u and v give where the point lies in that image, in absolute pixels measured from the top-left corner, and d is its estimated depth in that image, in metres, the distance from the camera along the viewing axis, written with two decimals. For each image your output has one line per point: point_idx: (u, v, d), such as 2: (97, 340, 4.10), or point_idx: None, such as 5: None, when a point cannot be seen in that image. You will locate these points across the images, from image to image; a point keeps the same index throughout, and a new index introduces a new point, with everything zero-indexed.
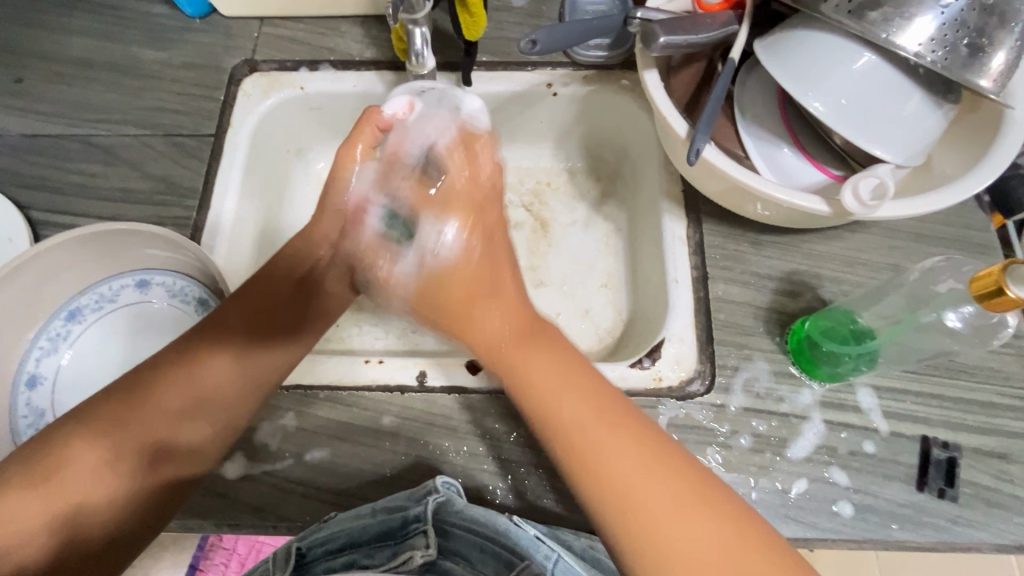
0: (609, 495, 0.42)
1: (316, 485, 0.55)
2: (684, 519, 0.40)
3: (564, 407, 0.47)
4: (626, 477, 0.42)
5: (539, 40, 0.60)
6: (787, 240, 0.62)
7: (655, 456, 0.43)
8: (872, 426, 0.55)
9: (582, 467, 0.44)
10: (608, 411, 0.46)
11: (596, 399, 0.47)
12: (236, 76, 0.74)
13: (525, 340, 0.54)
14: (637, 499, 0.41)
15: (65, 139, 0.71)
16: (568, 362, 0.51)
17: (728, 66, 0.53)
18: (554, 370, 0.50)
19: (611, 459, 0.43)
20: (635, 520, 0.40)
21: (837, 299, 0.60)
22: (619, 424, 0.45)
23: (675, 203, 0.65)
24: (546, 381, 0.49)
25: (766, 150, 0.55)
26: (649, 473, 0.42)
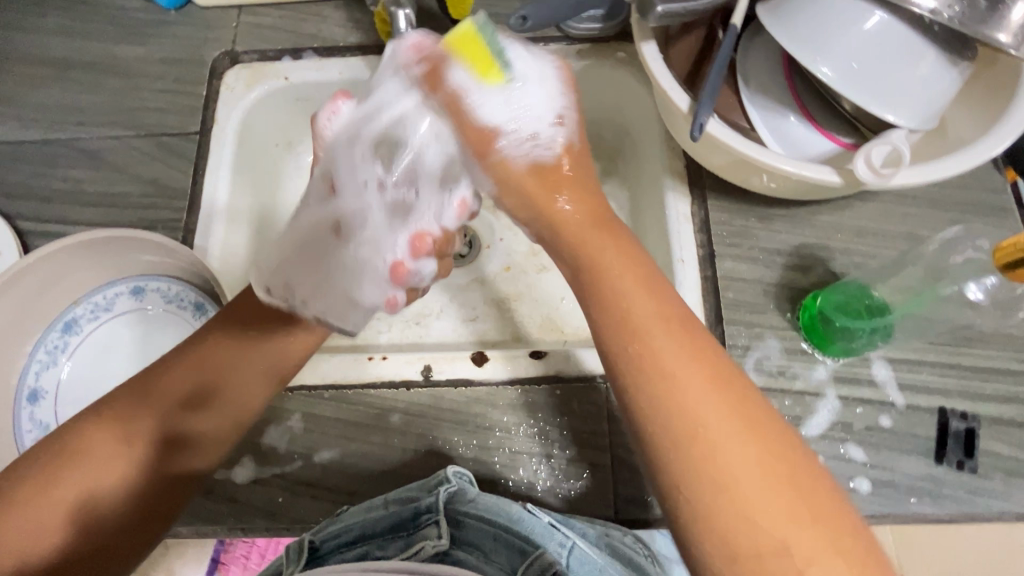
0: (687, 448, 0.36)
1: (326, 486, 0.55)
2: (763, 481, 0.34)
3: (652, 340, 0.38)
4: (707, 424, 0.36)
5: (528, 16, 0.60)
6: (795, 213, 0.60)
7: (734, 395, 0.37)
8: (887, 400, 0.54)
9: (670, 415, 0.36)
10: (705, 360, 0.38)
11: (679, 328, 0.39)
12: (217, 70, 0.72)
13: (606, 242, 0.43)
14: (715, 454, 0.35)
15: (46, 144, 0.69)
16: (651, 278, 0.41)
17: (730, 33, 0.50)
18: (636, 282, 0.41)
19: (690, 402, 0.36)
20: (713, 487, 0.35)
21: (849, 271, 0.58)
22: (705, 361, 0.38)
23: (679, 180, 0.63)
24: (634, 297, 0.40)
25: (773, 121, 0.53)
26: (752, 462, 0.35)
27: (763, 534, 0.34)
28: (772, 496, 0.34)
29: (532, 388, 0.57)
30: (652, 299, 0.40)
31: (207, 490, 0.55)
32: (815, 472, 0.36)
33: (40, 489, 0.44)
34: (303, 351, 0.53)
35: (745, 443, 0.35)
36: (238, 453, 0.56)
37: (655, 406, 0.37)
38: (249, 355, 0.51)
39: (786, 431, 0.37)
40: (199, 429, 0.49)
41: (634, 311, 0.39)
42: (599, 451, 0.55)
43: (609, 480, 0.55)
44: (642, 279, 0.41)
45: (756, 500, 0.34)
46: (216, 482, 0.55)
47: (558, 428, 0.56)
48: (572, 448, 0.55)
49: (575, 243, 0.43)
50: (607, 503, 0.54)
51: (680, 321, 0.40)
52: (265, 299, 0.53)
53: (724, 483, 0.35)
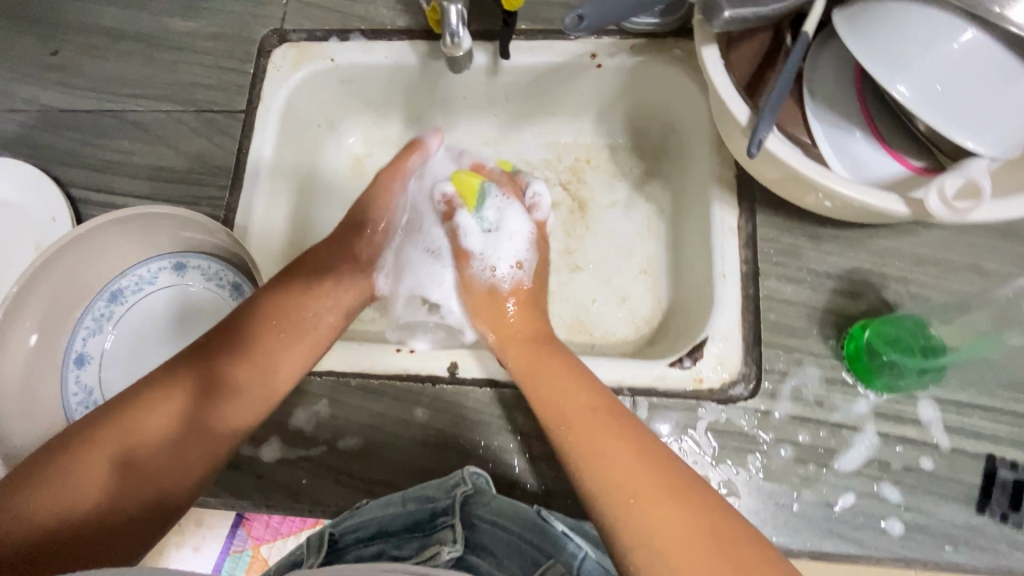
0: (615, 504, 0.42)
1: (349, 472, 0.56)
2: (685, 538, 0.39)
3: (577, 398, 0.49)
4: (611, 459, 0.44)
5: (585, 15, 0.55)
6: (851, 234, 0.57)
7: (653, 464, 0.43)
8: (931, 441, 0.51)
9: (613, 506, 0.42)
10: (651, 465, 0.43)
11: (626, 426, 0.46)
12: (266, 48, 0.72)
13: (562, 361, 0.54)
14: (636, 523, 0.40)
15: (99, 114, 0.71)
16: (581, 373, 0.52)
17: (801, 42, 0.47)
18: (560, 379, 0.51)
19: (601, 443, 0.45)
20: (665, 556, 0.38)
21: (903, 302, 0.55)
22: (663, 482, 0.42)
23: (727, 190, 0.60)
24: (535, 362, 0.54)
25: (838, 137, 0.50)
26: (698, 543, 0.38)
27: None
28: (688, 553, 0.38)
29: None
30: (578, 386, 0.50)
31: (235, 465, 0.57)
32: (726, 524, 0.40)
33: (83, 456, 0.45)
34: (336, 317, 0.61)
35: (666, 512, 0.40)
36: (266, 432, 0.58)
37: (579, 454, 0.46)
38: (286, 344, 0.56)
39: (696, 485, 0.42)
40: (238, 391, 0.53)
41: (552, 386, 0.51)
42: None
43: None
44: (559, 357, 0.54)
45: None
46: (244, 458, 0.57)
47: None
48: None
49: (540, 387, 0.52)
50: None
51: (600, 407, 0.48)
52: (294, 273, 0.61)
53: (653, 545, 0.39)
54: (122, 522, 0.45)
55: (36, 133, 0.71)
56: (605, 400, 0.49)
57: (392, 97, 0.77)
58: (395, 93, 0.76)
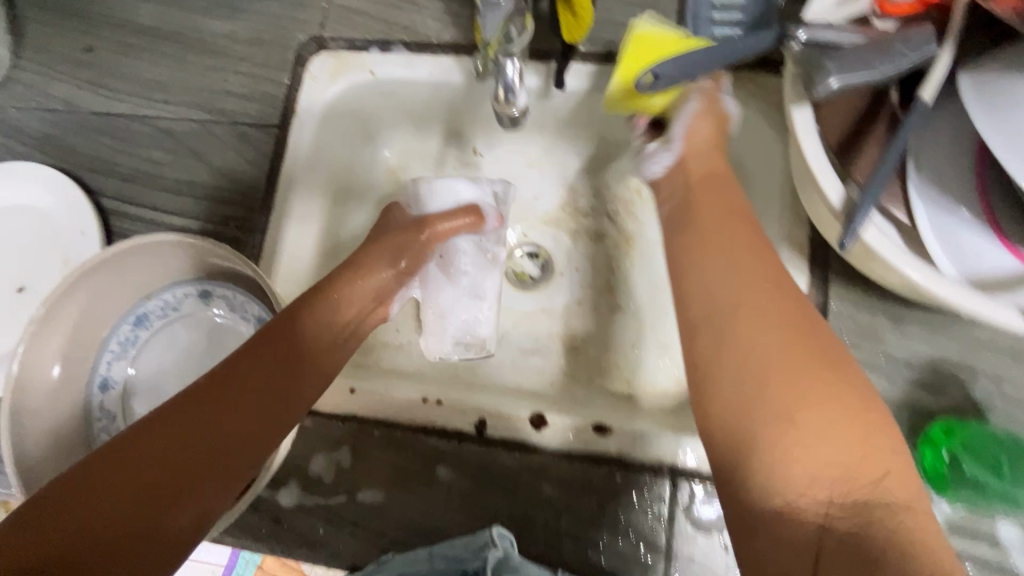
0: (736, 401, 0.37)
1: (366, 526, 0.54)
2: (844, 452, 0.34)
3: (736, 298, 0.40)
4: (758, 344, 0.37)
5: (661, 73, 0.52)
6: (937, 318, 0.50)
7: (801, 343, 0.37)
8: (1010, 567, 0.45)
9: (744, 366, 0.37)
10: (790, 333, 0.38)
11: (783, 304, 0.39)
12: (303, 56, 0.67)
13: (752, 254, 0.42)
14: (778, 400, 0.35)
15: (132, 119, 0.68)
16: (738, 232, 0.44)
17: (916, 111, 0.40)
18: (734, 272, 0.41)
19: (738, 311, 0.39)
20: (775, 400, 0.35)
21: (993, 403, 0.48)
22: (803, 355, 0.37)
23: (798, 253, 0.54)
24: (707, 215, 0.46)
25: (940, 220, 0.43)
26: (812, 386, 0.35)
27: (836, 487, 0.34)
28: (830, 444, 0.34)
29: (590, 465, 0.53)
30: (723, 251, 0.43)
31: (254, 507, 0.55)
32: (887, 438, 0.35)
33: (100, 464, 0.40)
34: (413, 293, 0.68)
35: (816, 408, 0.35)
36: (286, 475, 0.56)
37: (709, 345, 0.39)
38: (320, 311, 0.55)
39: (870, 405, 0.36)
40: (318, 353, 0.54)
41: (699, 253, 0.44)
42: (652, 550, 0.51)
43: None
44: (720, 241, 0.44)
45: (827, 466, 0.34)
46: (262, 500, 0.55)
47: (610, 514, 0.52)
48: (624, 541, 0.51)
49: (684, 253, 0.45)
50: None
51: (772, 292, 0.40)
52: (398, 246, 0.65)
53: (783, 433, 0.35)
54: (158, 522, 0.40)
55: (67, 135, 0.69)
56: (776, 279, 0.41)
57: (433, 111, 0.72)
58: (437, 109, 0.71)
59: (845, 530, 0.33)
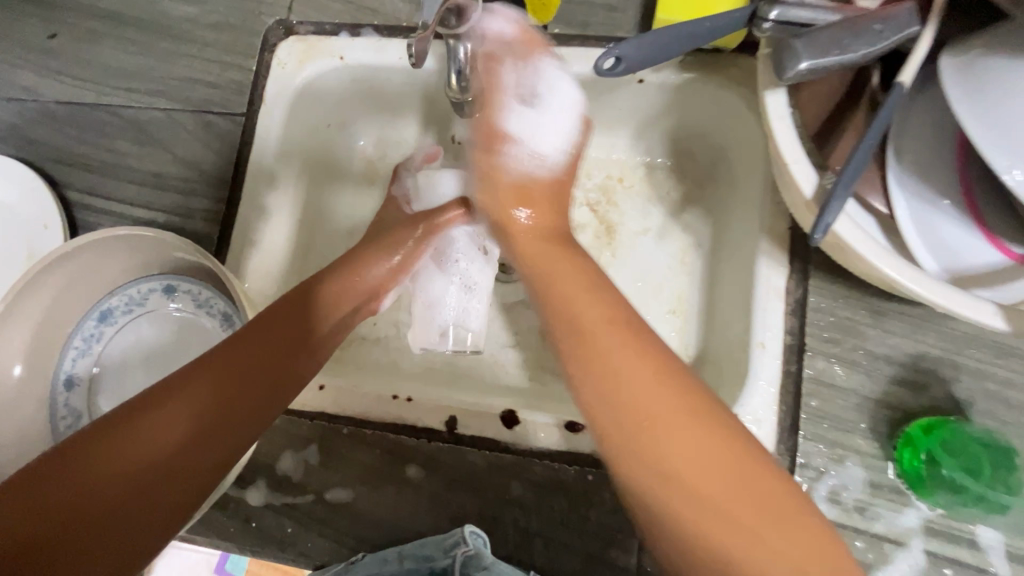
0: (621, 460, 0.36)
1: (335, 526, 0.53)
2: (756, 524, 0.32)
3: (621, 369, 0.38)
4: (654, 416, 0.35)
5: (623, 57, 0.47)
6: (920, 312, 0.49)
7: (666, 387, 0.37)
8: (988, 569, 0.44)
9: (617, 420, 0.36)
10: (670, 391, 0.36)
11: (652, 359, 0.38)
12: (270, 41, 0.65)
13: (597, 300, 0.43)
14: (678, 482, 0.33)
15: (96, 109, 0.66)
16: (624, 310, 0.42)
17: (894, 94, 0.38)
18: (616, 334, 0.40)
19: (618, 370, 0.38)
20: (640, 450, 0.35)
21: (975, 401, 0.46)
22: (686, 405, 0.36)
23: (778, 245, 0.52)
24: (584, 304, 0.43)
25: (921, 212, 0.41)
26: (690, 435, 0.34)
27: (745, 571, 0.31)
28: (736, 525, 0.32)
29: (561, 464, 0.52)
30: (606, 325, 0.40)
31: (221, 506, 0.54)
32: (785, 488, 0.33)
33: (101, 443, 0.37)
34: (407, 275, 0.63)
35: (717, 475, 0.33)
36: (253, 473, 0.55)
37: (603, 417, 0.37)
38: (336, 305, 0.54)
39: (781, 482, 0.34)
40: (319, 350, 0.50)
41: (588, 324, 0.41)
42: (624, 552, 0.50)
43: None
44: (605, 316, 0.41)
45: (700, 510, 0.33)
46: (230, 499, 0.55)
47: (581, 516, 0.51)
48: (596, 543, 0.50)
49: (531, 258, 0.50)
50: None
51: (658, 366, 0.38)
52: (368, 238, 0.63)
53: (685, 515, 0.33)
54: (161, 498, 0.38)
55: (30, 125, 0.67)
56: (661, 355, 0.39)
57: (407, 99, 0.69)
58: (411, 96, 0.69)
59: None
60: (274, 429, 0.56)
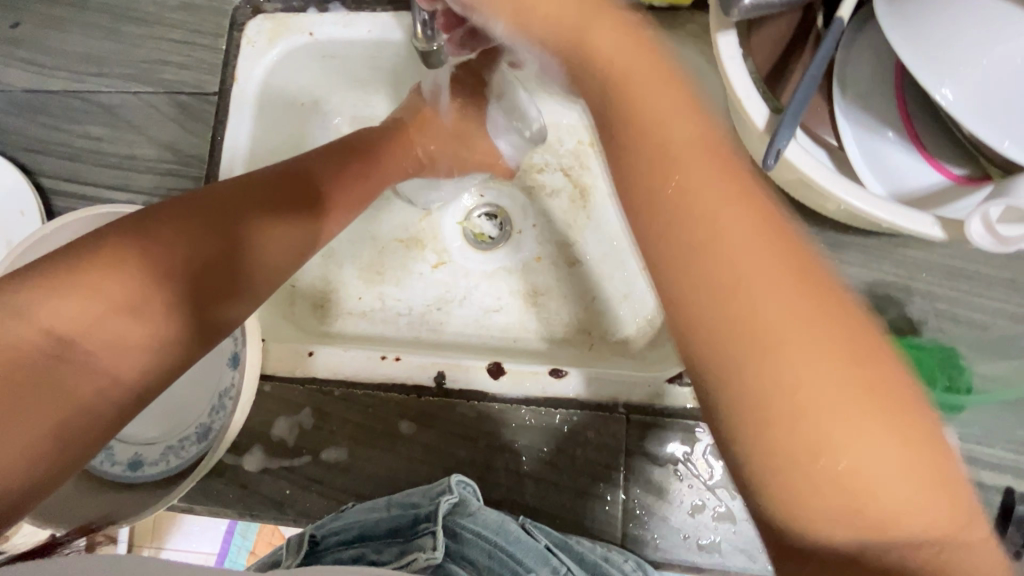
0: (734, 379, 0.26)
1: (332, 484, 0.55)
2: (887, 478, 0.24)
3: (716, 212, 0.28)
4: (776, 316, 0.26)
5: None
6: (874, 242, 0.52)
7: (814, 296, 0.26)
8: None
9: (719, 297, 0.27)
10: (797, 281, 0.27)
11: (762, 213, 0.28)
12: (238, 20, 0.66)
13: (708, 153, 0.29)
14: (807, 431, 0.25)
15: (65, 96, 0.66)
16: (717, 150, 0.29)
17: (834, 27, 0.40)
18: (710, 184, 0.28)
19: (718, 224, 0.27)
20: (756, 354, 0.26)
21: (927, 320, 0.50)
22: (823, 313, 0.26)
23: None
24: (671, 119, 0.30)
25: (867, 140, 0.44)
26: (830, 377, 0.25)
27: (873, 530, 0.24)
28: (864, 496, 0.24)
29: (547, 409, 0.54)
30: (714, 186, 0.28)
31: (219, 473, 0.56)
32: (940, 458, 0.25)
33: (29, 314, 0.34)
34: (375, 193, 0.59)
35: (831, 391, 0.25)
36: (248, 441, 0.56)
37: (688, 322, 0.28)
38: (287, 225, 0.48)
39: (937, 455, 0.25)
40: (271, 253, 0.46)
41: (692, 174, 0.29)
42: (612, 485, 0.52)
43: (616, 514, 0.52)
44: (703, 161, 0.29)
45: (842, 501, 0.24)
46: (226, 466, 0.56)
47: (569, 455, 0.53)
48: (584, 479, 0.53)
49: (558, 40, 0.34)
50: (615, 527, 0.51)
51: (782, 264, 0.27)
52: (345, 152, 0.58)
53: (805, 471, 0.25)
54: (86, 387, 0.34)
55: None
56: (771, 215, 0.28)
57: (379, 73, 0.71)
58: (382, 70, 0.70)
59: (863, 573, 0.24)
60: (267, 395, 0.57)
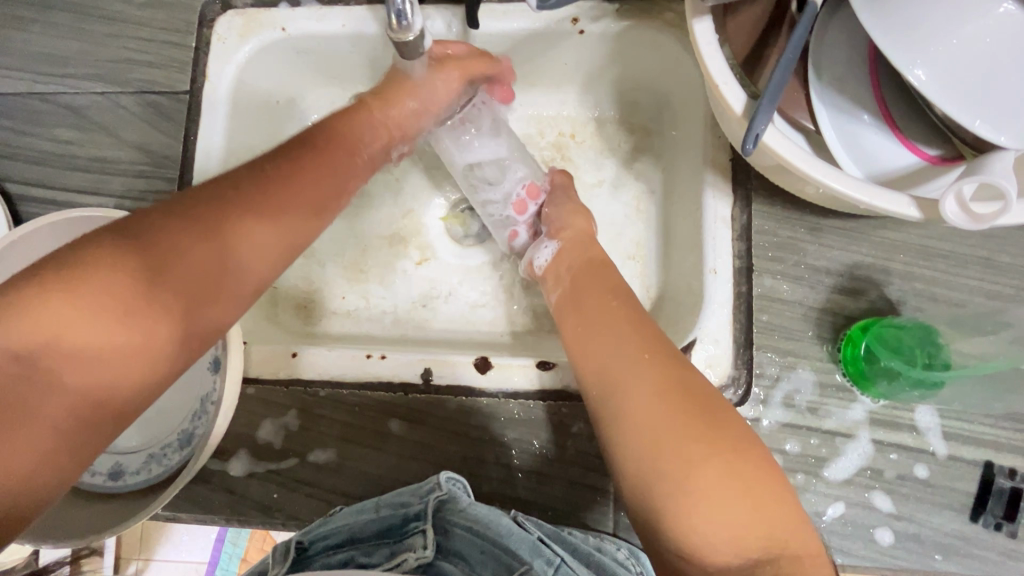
0: (654, 490, 0.39)
1: (320, 486, 0.54)
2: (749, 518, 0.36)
3: (632, 389, 0.43)
4: (667, 445, 0.39)
5: None
6: (853, 225, 0.52)
7: (704, 422, 0.40)
8: (927, 449, 0.49)
9: (649, 468, 0.39)
10: (681, 408, 0.40)
11: (663, 368, 0.43)
12: (208, 16, 0.64)
13: (601, 307, 0.51)
14: (699, 519, 0.37)
15: (29, 98, 0.64)
16: (635, 330, 0.47)
17: (808, 11, 0.40)
18: (615, 342, 0.47)
19: (629, 387, 0.43)
20: (670, 488, 0.38)
21: (906, 300, 0.51)
22: (708, 443, 0.39)
23: (722, 176, 0.55)
24: (597, 328, 0.49)
25: (843, 123, 0.44)
26: (707, 466, 0.38)
27: (735, 535, 0.36)
28: (732, 511, 0.36)
29: (536, 402, 0.54)
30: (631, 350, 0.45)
31: (204, 480, 0.55)
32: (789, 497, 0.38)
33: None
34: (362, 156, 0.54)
35: (711, 475, 0.37)
36: (233, 446, 0.55)
37: (630, 464, 0.41)
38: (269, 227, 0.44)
39: (776, 478, 0.38)
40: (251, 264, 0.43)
41: (624, 371, 0.44)
42: (602, 476, 0.52)
43: (607, 505, 0.52)
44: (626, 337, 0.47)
45: (726, 521, 0.36)
46: (211, 473, 0.55)
47: (560, 447, 0.53)
48: (575, 471, 0.53)
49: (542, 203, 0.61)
50: (607, 517, 0.52)
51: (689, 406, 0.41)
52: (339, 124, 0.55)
53: (682, 497, 0.38)
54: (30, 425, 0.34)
55: None
56: (671, 370, 0.43)
57: (355, 68, 0.69)
58: (357, 66, 0.69)
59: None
60: (252, 398, 0.56)
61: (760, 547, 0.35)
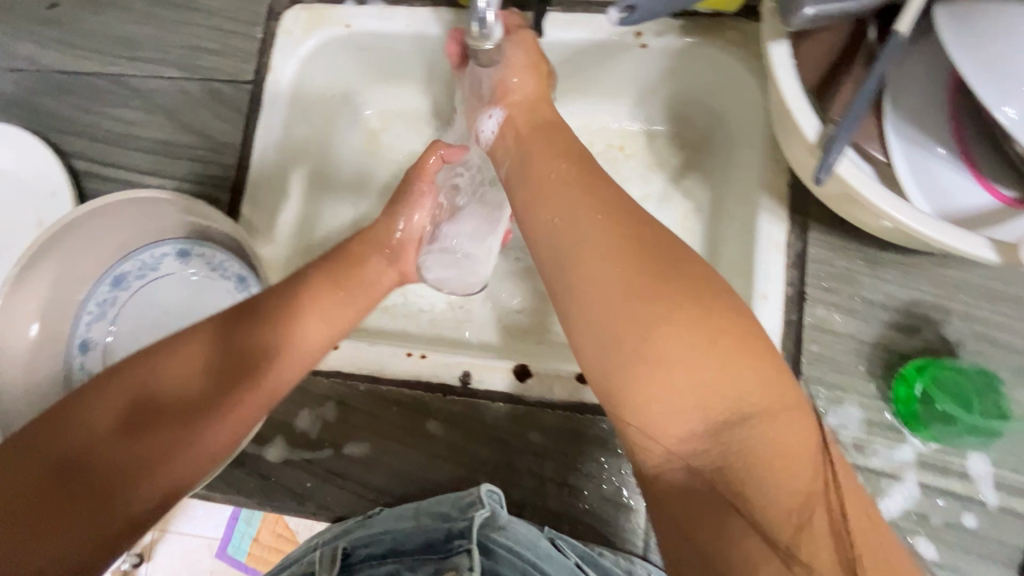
0: (623, 367, 0.36)
1: (352, 478, 0.55)
2: (724, 382, 0.35)
3: (594, 265, 0.39)
4: (635, 317, 0.36)
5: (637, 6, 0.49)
6: (913, 260, 0.51)
7: (668, 281, 0.37)
8: (978, 498, 0.47)
9: (616, 342, 0.36)
10: (647, 278, 0.37)
11: (620, 232, 0.40)
12: (277, 10, 0.65)
13: (567, 172, 0.45)
14: (671, 388, 0.35)
15: (98, 78, 0.66)
16: (594, 194, 0.42)
17: (891, 44, 0.40)
18: (578, 211, 0.41)
19: (595, 262, 0.39)
20: (641, 362, 0.36)
21: (965, 342, 0.49)
22: (675, 302, 0.36)
23: (779, 201, 0.54)
24: (552, 198, 0.43)
25: (916, 157, 0.43)
26: (674, 331, 0.35)
27: (707, 396, 0.35)
28: (707, 377, 0.35)
29: (573, 413, 0.54)
30: (597, 223, 0.40)
31: (240, 462, 0.56)
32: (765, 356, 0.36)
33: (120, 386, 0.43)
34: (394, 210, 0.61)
35: (679, 337, 0.35)
36: (271, 431, 0.56)
37: (598, 339, 0.37)
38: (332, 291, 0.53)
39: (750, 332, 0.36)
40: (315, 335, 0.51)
41: (577, 230, 0.41)
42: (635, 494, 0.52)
43: (638, 525, 0.51)
44: (594, 205, 0.41)
45: (695, 388, 0.35)
46: (249, 456, 0.56)
47: (594, 461, 0.53)
48: (607, 487, 0.52)
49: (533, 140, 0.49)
50: (637, 536, 0.51)
51: (652, 270, 0.37)
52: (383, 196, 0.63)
53: (652, 371, 0.35)
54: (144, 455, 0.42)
55: (35, 96, 0.67)
56: (632, 236, 0.39)
57: (412, 68, 0.70)
58: (414, 66, 0.70)
59: (712, 456, 0.35)
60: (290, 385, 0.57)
61: (732, 406, 0.35)
